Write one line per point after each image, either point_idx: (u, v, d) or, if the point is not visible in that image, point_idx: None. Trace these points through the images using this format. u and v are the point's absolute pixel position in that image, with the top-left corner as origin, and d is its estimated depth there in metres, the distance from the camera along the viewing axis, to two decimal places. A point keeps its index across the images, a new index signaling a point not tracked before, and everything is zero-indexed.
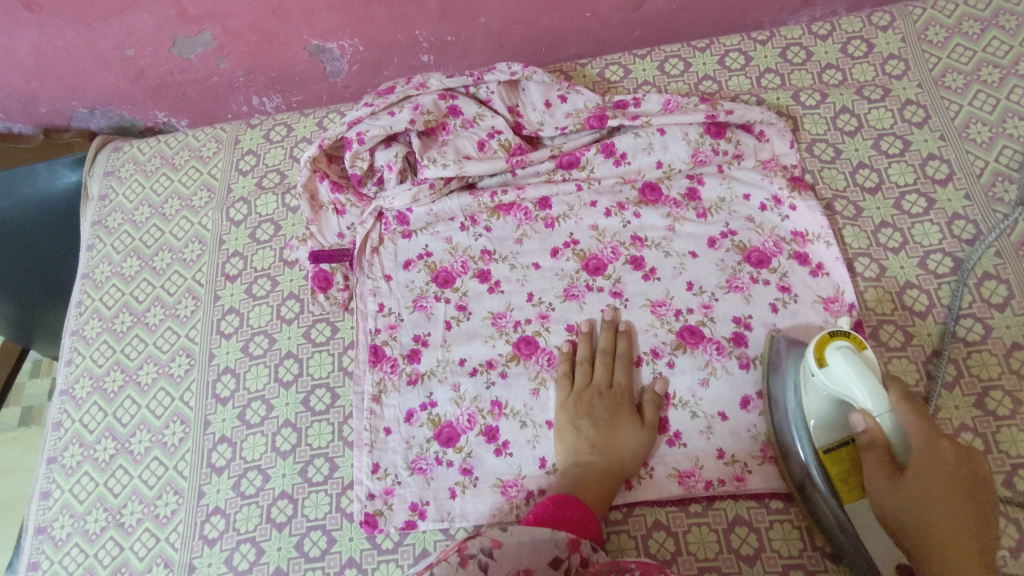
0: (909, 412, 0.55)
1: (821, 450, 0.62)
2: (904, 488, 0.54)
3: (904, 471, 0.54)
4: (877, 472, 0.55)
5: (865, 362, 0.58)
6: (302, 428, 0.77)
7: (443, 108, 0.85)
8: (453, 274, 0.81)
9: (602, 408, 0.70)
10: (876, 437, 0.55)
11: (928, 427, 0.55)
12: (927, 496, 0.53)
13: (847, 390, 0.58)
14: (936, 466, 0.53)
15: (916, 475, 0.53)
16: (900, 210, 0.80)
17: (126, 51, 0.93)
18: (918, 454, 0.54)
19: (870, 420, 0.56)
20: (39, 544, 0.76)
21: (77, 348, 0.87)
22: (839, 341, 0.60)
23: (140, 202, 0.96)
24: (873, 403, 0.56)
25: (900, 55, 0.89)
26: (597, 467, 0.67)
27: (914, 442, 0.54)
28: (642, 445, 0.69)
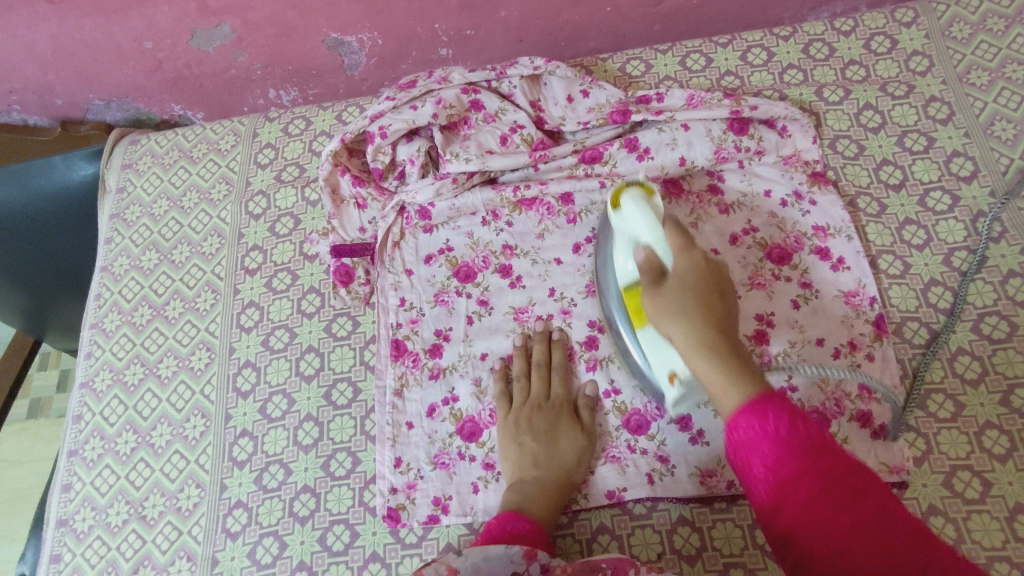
0: (675, 235, 0.61)
1: (624, 289, 0.68)
2: (668, 299, 0.57)
3: (666, 285, 0.58)
4: (647, 292, 0.60)
5: (652, 206, 0.64)
6: (324, 422, 0.77)
7: (465, 102, 0.85)
8: (474, 268, 0.81)
9: (541, 421, 0.71)
10: (651, 264, 0.62)
11: (687, 242, 0.61)
12: (683, 300, 0.56)
13: (636, 230, 0.64)
14: (696, 274, 0.58)
15: (676, 278, 0.59)
16: (924, 208, 0.79)
17: (145, 44, 0.93)
18: (681, 267, 0.59)
19: (649, 253, 0.62)
20: (60, 536, 0.76)
21: (96, 340, 0.87)
22: (633, 188, 0.66)
23: (158, 195, 0.96)
24: (652, 239, 0.62)
25: (924, 52, 0.88)
26: (544, 476, 0.67)
27: (676, 257, 0.60)
28: (585, 451, 0.70)
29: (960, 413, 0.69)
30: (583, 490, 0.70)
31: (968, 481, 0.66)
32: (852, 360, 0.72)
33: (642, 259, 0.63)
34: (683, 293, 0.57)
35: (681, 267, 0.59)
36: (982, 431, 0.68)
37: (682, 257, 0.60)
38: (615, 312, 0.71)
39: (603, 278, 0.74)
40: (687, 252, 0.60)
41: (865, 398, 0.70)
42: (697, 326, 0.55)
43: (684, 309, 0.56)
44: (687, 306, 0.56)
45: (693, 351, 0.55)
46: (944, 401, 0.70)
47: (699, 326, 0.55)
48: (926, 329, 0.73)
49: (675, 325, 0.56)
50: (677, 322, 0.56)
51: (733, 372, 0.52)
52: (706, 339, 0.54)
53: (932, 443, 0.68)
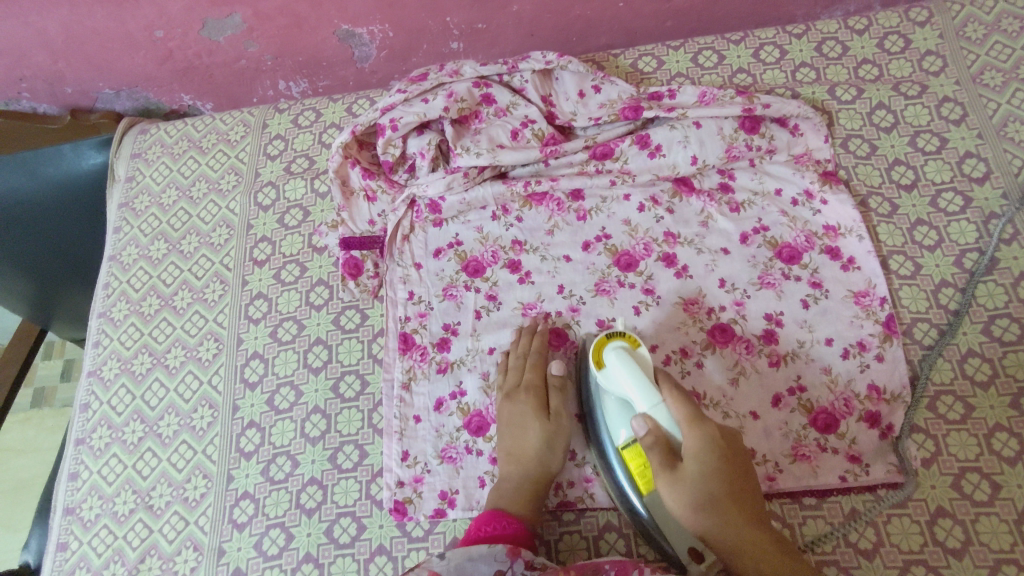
0: (680, 407, 0.58)
1: (622, 448, 0.63)
2: (686, 489, 0.56)
3: (683, 470, 0.56)
4: (661, 476, 0.56)
5: (642, 364, 0.61)
6: (332, 415, 0.77)
7: (477, 96, 0.84)
8: (483, 263, 0.81)
9: (511, 412, 0.70)
10: (657, 437, 0.58)
11: (693, 413, 0.57)
12: (706, 492, 0.56)
13: (625, 391, 0.60)
14: (709, 453, 0.56)
15: (694, 463, 0.56)
16: (936, 208, 0.79)
17: (155, 32, 0.93)
18: (689, 445, 0.56)
19: (653, 424, 0.58)
20: (67, 524, 0.76)
21: (105, 330, 0.87)
22: (616, 343, 0.63)
23: (167, 184, 0.95)
24: (648, 407, 0.59)
25: (937, 52, 0.88)
26: (518, 472, 0.67)
27: (686, 432, 0.57)
28: (557, 436, 0.69)
29: (969, 415, 0.69)
30: (589, 489, 0.70)
31: (977, 483, 0.66)
32: (861, 361, 0.72)
33: (642, 433, 0.58)
34: (704, 482, 0.56)
35: (693, 445, 0.56)
36: (991, 433, 0.68)
37: (693, 435, 0.56)
38: (607, 443, 0.66)
39: (590, 388, 0.69)
40: (698, 428, 0.56)
41: (874, 400, 0.70)
42: (709, 482, 0.56)
43: (700, 472, 0.56)
44: (711, 497, 0.56)
45: (700, 512, 0.56)
46: (953, 403, 0.70)
47: (732, 531, 0.56)
48: (936, 330, 0.73)
49: (694, 483, 0.56)
50: (690, 487, 0.56)
51: (755, 538, 0.56)
52: (733, 519, 0.56)
53: (941, 444, 0.68)
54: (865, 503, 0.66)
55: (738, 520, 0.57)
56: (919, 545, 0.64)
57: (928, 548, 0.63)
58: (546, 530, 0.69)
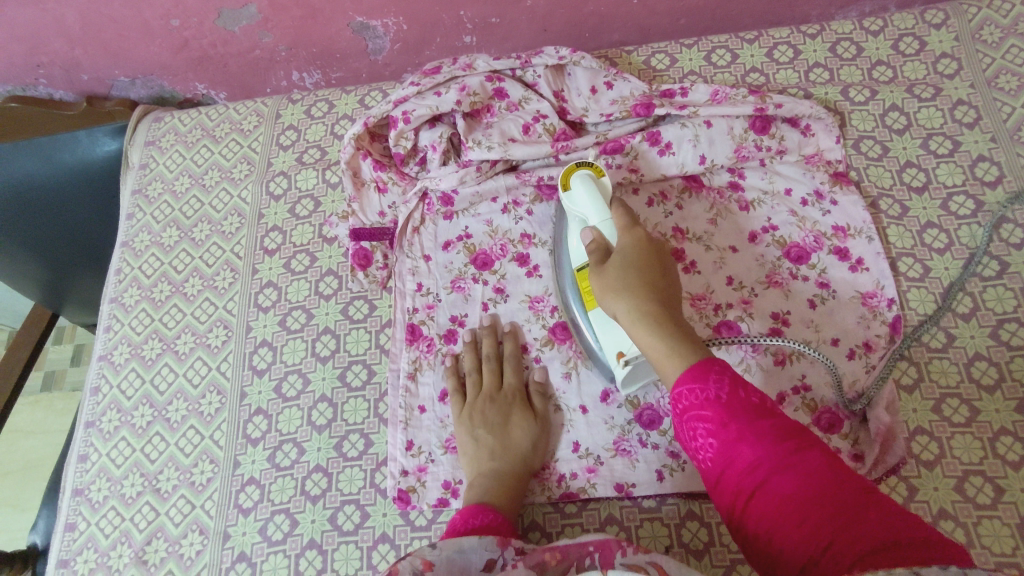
0: (619, 215, 0.67)
1: (577, 271, 0.70)
2: (608, 276, 0.62)
3: (610, 261, 0.63)
4: (591, 270, 0.64)
5: (598, 188, 0.69)
6: (338, 403, 0.77)
7: (489, 90, 0.85)
8: (492, 256, 0.81)
9: (495, 412, 0.71)
10: (598, 245, 0.66)
11: (629, 222, 0.66)
12: (622, 276, 0.61)
13: (585, 212, 0.69)
14: (638, 251, 0.63)
15: (618, 255, 0.63)
16: (947, 211, 0.79)
17: (172, 21, 0.93)
18: (624, 245, 0.64)
19: (597, 235, 0.66)
20: (76, 505, 0.77)
21: (116, 314, 0.88)
22: (581, 171, 0.70)
23: (180, 172, 0.96)
24: (599, 218, 0.67)
25: (952, 54, 0.87)
26: (503, 468, 0.67)
27: (620, 236, 0.65)
28: (540, 437, 0.70)
29: (974, 418, 0.69)
30: (591, 480, 0.69)
31: (980, 487, 0.66)
32: (866, 361, 0.72)
33: (591, 240, 0.66)
34: (623, 269, 0.61)
35: (622, 245, 0.64)
36: (996, 437, 0.67)
37: (622, 237, 0.65)
38: (569, 296, 0.73)
39: (557, 259, 0.76)
40: (626, 232, 0.65)
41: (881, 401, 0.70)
42: (640, 299, 0.58)
43: (625, 282, 0.60)
44: (628, 280, 0.60)
45: (632, 320, 0.58)
46: (959, 405, 0.69)
47: (643, 301, 0.58)
48: (944, 333, 0.73)
49: (613, 278, 0.61)
50: (620, 298, 0.59)
51: (659, 313, 0.57)
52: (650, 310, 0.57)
53: (945, 447, 0.68)
54: None
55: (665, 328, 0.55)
56: None
57: None
58: (548, 522, 0.69)
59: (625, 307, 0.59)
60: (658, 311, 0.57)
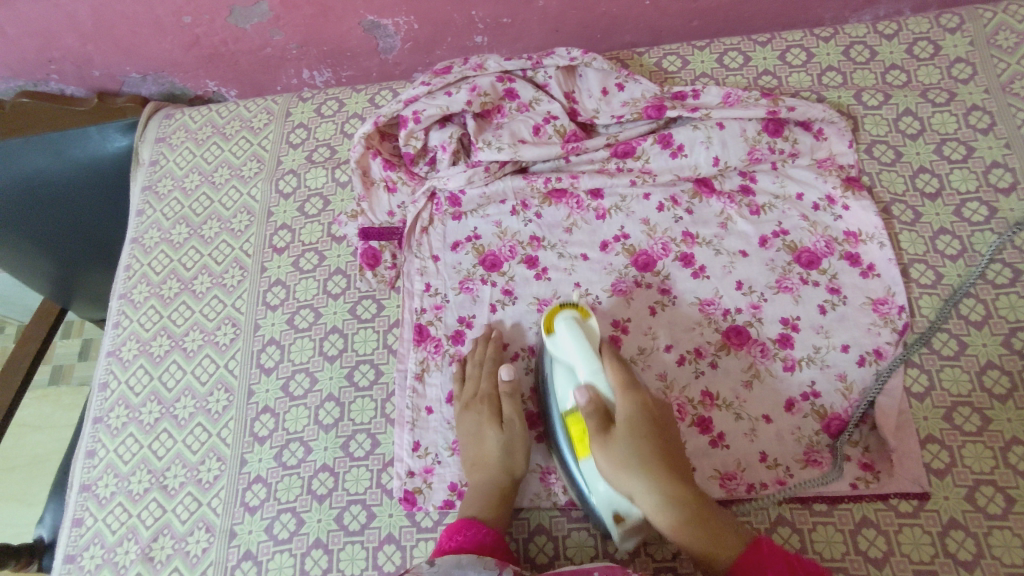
0: (615, 374, 0.64)
1: (564, 415, 0.65)
2: (622, 451, 0.59)
3: (617, 432, 0.60)
4: (594, 440, 0.61)
5: (587, 330, 0.66)
6: (345, 403, 0.77)
7: (500, 91, 0.85)
8: (500, 258, 0.81)
9: (470, 424, 0.71)
10: (595, 404, 0.62)
11: (628, 379, 0.64)
12: (637, 442, 0.59)
13: (574, 366, 0.65)
14: (643, 402, 0.62)
15: (626, 421, 0.61)
16: (960, 218, 0.78)
17: (184, 18, 0.93)
18: (626, 406, 0.62)
19: (593, 392, 0.63)
20: (83, 501, 0.77)
21: (125, 311, 0.88)
22: (567, 311, 0.67)
23: (190, 169, 0.96)
24: (594, 380, 0.64)
25: (968, 59, 0.87)
26: (484, 484, 0.67)
27: (619, 395, 0.62)
28: (516, 443, 0.69)
29: (986, 427, 0.68)
30: None
31: (992, 497, 0.65)
32: (877, 369, 0.71)
33: (584, 404, 0.62)
34: (636, 441, 0.60)
35: (626, 410, 0.61)
36: (1008, 446, 0.67)
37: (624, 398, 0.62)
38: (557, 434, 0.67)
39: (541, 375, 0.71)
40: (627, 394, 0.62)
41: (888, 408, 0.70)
42: (660, 481, 0.58)
43: (644, 465, 0.59)
44: (647, 450, 0.59)
45: (663, 510, 0.58)
46: (970, 414, 0.69)
47: (661, 477, 0.58)
48: (956, 341, 0.72)
49: (623, 446, 0.59)
50: (635, 478, 0.58)
51: (685, 496, 0.58)
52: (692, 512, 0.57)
53: (956, 456, 0.67)
54: (876, 511, 0.66)
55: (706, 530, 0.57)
56: (930, 556, 0.63)
57: (938, 560, 0.63)
58: (554, 526, 0.69)
59: (647, 492, 0.58)
60: (676, 486, 0.58)
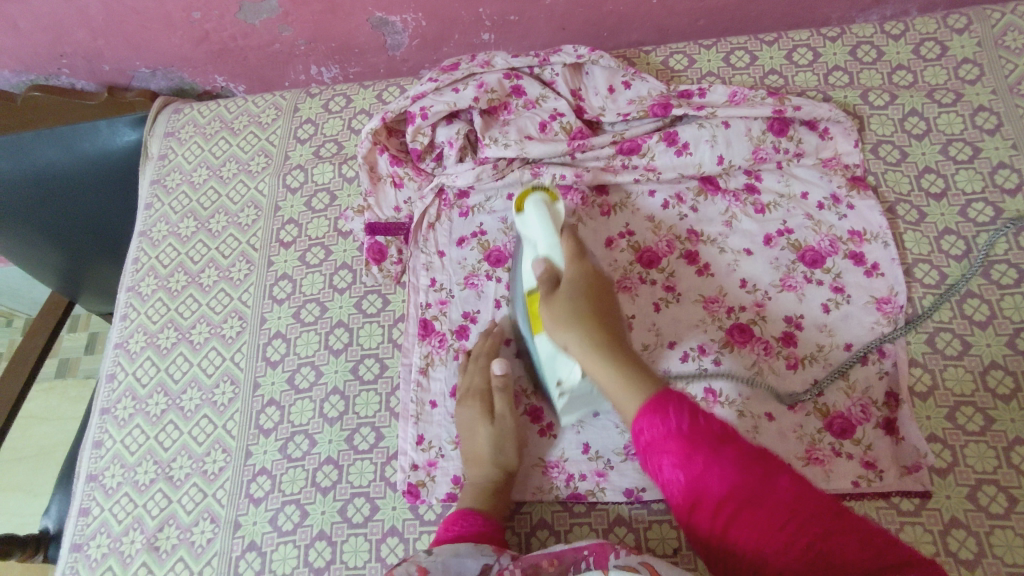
0: (569, 246, 0.64)
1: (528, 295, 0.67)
2: (558, 318, 0.60)
3: (560, 292, 0.61)
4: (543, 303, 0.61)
5: (552, 213, 0.66)
6: (350, 396, 0.78)
7: (507, 87, 0.85)
8: (505, 254, 0.81)
9: (463, 417, 0.72)
10: (550, 276, 0.62)
11: (577, 249, 0.64)
12: (577, 310, 0.59)
13: (534, 235, 0.65)
14: (585, 279, 0.62)
15: (569, 286, 0.61)
16: (966, 218, 0.78)
17: (193, 14, 0.94)
18: (573, 273, 0.62)
19: (549, 266, 0.63)
20: (90, 490, 0.78)
21: (133, 303, 0.89)
22: (536, 193, 0.66)
23: (198, 163, 0.97)
24: (550, 248, 0.64)
25: (975, 60, 0.87)
26: (478, 480, 0.68)
27: (569, 263, 0.63)
28: (507, 438, 0.70)
29: (989, 427, 0.68)
30: (600, 483, 0.69)
31: (993, 496, 0.65)
32: (880, 367, 0.72)
33: (540, 271, 0.63)
34: (578, 303, 0.60)
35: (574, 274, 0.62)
36: (1011, 446, 0.67)
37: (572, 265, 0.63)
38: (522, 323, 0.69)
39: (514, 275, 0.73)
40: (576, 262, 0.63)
41: (891, 407, 0.70)
42: (592, 333, 0.59)
43: (578, 313, 0.59)
44: (586, 320, 0.59)
45: (592, 356, 0.58)
46: (973, 414, 0.69)
47: (587, 332, 0.59)
48: (960, 340, 0.72)
49: (565, 336, 0.59)
50: (572, 330, 0.59)
51: (607, 346, 0.58)
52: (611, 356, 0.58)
53: (958, 455, 0.67)
54: (878, 510, 0.66)
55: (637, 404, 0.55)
56: (931, 554, 0.63)
57: (939, 558, 0.63)
58: (557, 520, 0.69)
59: (580, 340, 0.59)
60: (616, 358, 0.57)
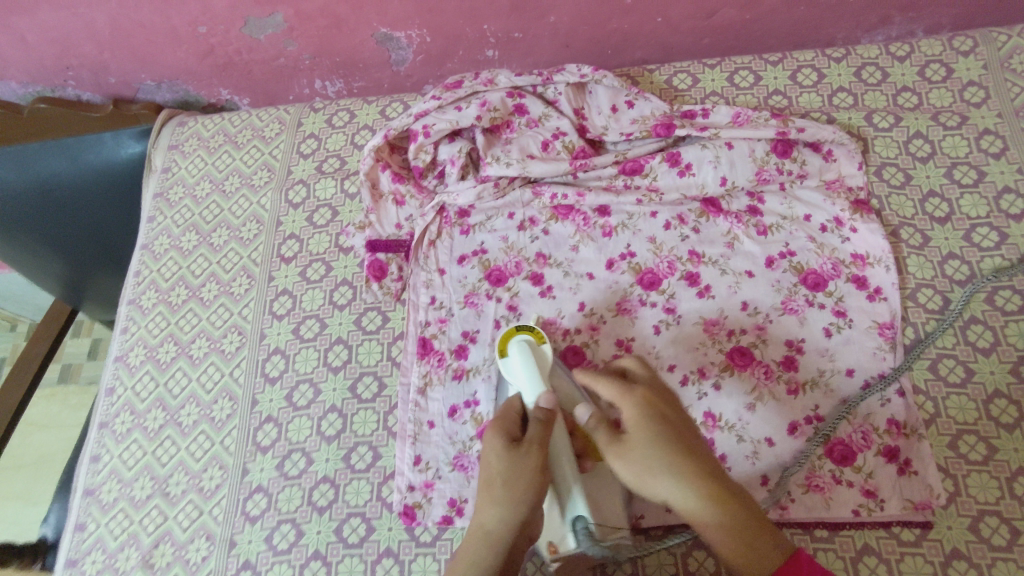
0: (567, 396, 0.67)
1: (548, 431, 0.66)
2: (652, 482, 0.56)
3: (629, 439, 0.58)
4: (611, 451, 0.59)
5: (539, 355, 0.69)
6: (348, 415, 0.77)
7: (509, 106, 0.85)
8: (506, 273, 0.81)
9: (484, 471, 0.58)
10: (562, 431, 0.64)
11: (624, 388, 0.61)
12: (657, 455, 0.56)
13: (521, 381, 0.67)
14: (642, 421, 0.58)
15: (635, 432, 0.58)
16: (970, 243, 0.78)
17: (199, 28, 0.94)
18: (629, 414, 0.59)
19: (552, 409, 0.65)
20: (86, 505, 0.78)
21: (133, 316, 0.89)
22: (521, 335, 0.70)
23: (201, 177, 0.97)
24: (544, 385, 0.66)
25: (980, 83, 0.86)
26: (493, 527, 0.56)
27: (624, 405, 0.60)
28: (525, 476, 0.57)
29: (992, 457, 0.67)
30: None
31: (996, 528, 0.64)
32: (882, 394, 0.71)
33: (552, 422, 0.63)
34: (653, 453, 0.57)
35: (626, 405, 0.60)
36: (1014, 476, 0.66)
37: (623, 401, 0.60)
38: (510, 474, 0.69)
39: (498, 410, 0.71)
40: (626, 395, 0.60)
41: (893, 434, 0.69)
42: (683, 476, 0.55)
43: (676, 469, 0.56)
44: (673, 464, 0.56)
45: (688, 504, 0.55)
46: (976, 443, 0.68)
47: (679, 475, 0.55)
48: (963, 368, 0.72)
49: (642, 460, 0.57)
50: (664, 481, 0.56)
51: (703, 479, 0.55)
52: (710, 497, 0.54)
53: (960, 485, 0.66)
54: (879, 539, 0.66)
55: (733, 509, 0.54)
56: None
57: None
58: None
59: (671, 480, 0.55)
60: (716, 496, 0.54)
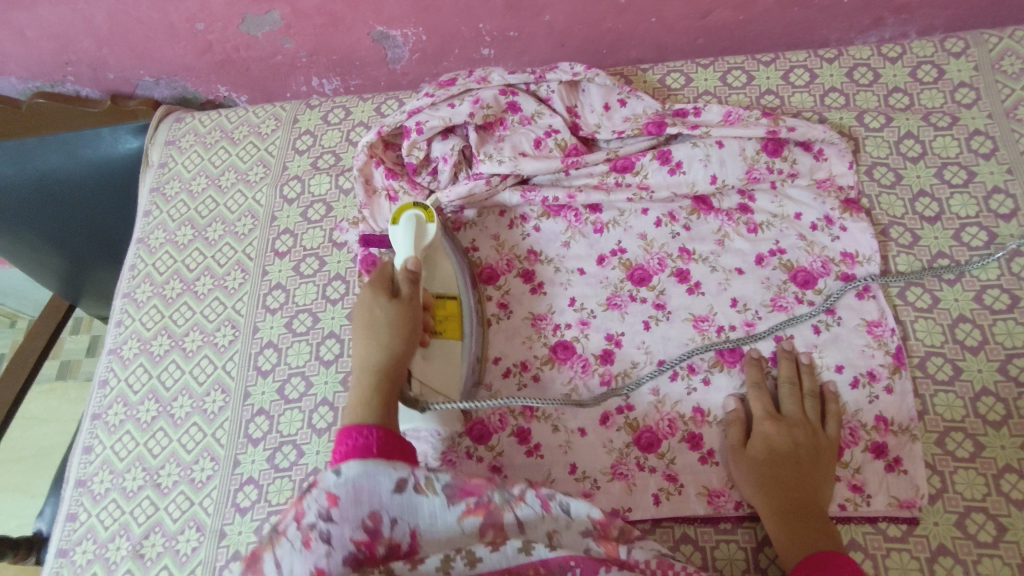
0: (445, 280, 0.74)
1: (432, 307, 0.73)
2: (736, 473, 0.67)
3: (749, 447, 0.68)
4: (731, 449, 0.69)
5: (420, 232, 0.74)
6: (339, 408, 0.78)
7: (503, 103, 0.85)
8: (497, 271, 0.82)
9: (364, 323, 0.65)
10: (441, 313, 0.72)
11: (768, 413, 0.69)
12: (760, 469, 0.66)
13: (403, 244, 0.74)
14: (783, 444, 0.67)
15: (755, 443, 0.68)
16: (959, 242, 0.78)
17: (197, 25, 0.95)
18: (764, 433, 0.68)
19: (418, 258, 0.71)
20: (78, 496, 0.78)
21: (128, 310, 0.90)
22: (413, 210, 0.76)
23: (197, 172, 0.98)
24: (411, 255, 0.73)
25: (971, 84, 0.87)
26: (369, 357, 0.63)
27: (759, 424, 0.69)
28: (403, 322, 0.65)
29: (978, 454, 0.67)
30: (587, 504, 0.69)
31: (982, 524, 0.64)
32: (870, 391, 0.71)
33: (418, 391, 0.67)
34: (768, 463, 0.66)
35: (761, 436, 0.68)
36: (1001, 473, 0.66)
37: (760, 429, 0.69)
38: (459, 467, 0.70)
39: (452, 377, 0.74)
40: (764, 424, 0.69)
41: (881, 430, 0.69)
42: (773, 488, 0.65)
43: (765, 479, 0.65)
44: (766, 478, 0.65)
45: (769, 510, 0.64)
46: (962, 439, 0.68)
47: (758, 477, 0.66)
48: (951, 365, 0.72)
49: (746, 468, 0.67)
50: (751, 489, 0.66)
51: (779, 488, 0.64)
52: (780, 505, 0.64)
53: (947, 481, 0.67)
54: (864, 535, 0.66)
55: (796, 527, 0.62)
56: None
57: None
58: None
59: (761, 488, 0.65)
60: (786, 509, 0.63)
